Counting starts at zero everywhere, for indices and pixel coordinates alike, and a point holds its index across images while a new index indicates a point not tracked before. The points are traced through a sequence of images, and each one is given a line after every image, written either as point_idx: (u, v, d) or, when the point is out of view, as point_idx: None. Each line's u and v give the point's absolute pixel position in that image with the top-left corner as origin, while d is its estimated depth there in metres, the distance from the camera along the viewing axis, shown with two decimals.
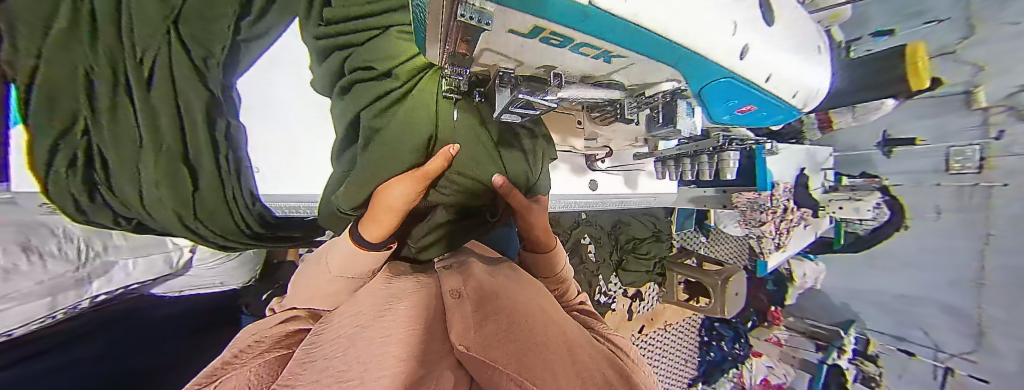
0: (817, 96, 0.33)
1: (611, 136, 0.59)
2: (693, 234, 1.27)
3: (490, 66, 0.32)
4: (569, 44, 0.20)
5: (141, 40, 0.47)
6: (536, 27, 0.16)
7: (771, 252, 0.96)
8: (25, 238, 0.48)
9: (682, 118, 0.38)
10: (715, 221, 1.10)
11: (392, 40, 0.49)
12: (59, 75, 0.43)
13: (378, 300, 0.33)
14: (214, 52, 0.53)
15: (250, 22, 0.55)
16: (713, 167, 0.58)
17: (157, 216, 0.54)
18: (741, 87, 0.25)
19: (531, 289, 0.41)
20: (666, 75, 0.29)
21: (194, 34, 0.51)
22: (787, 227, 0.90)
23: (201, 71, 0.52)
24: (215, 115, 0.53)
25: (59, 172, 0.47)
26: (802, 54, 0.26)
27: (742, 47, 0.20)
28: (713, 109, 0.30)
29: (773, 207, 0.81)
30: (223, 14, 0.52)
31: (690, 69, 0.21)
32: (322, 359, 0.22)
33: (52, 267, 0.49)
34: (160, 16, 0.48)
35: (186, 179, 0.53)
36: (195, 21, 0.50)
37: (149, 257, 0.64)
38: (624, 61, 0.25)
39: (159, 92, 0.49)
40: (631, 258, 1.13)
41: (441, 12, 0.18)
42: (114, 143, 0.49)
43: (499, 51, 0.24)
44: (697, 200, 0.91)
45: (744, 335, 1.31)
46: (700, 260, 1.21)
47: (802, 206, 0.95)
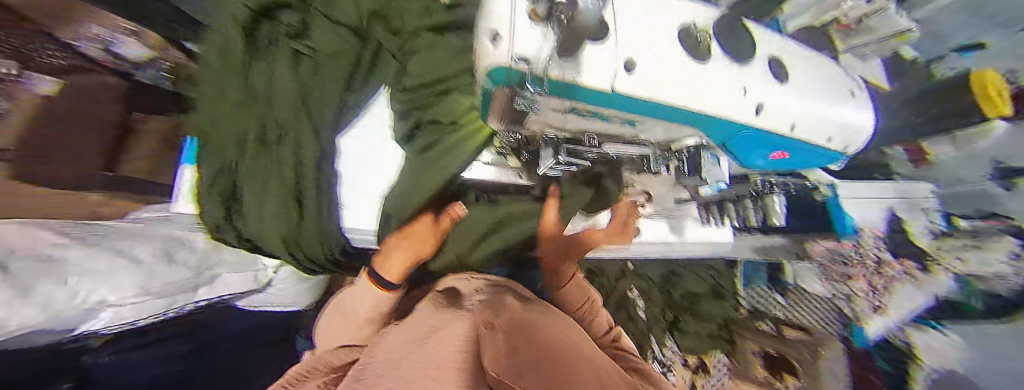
0: (861, 139, 0.41)
1: (647, 182, 0.63)
2: (761, 293, 1.01)
3: (536, 132, 0.44)
4: (595, 115, 0.35)
5: (283, 105, 0.62)
6: (573, 106, 0.34)
7: (870, 317, 0.88)
8: (164, 247, 0.53)
9: (706, 168, 0.44)
10: (792, 274, 0.95)
11: (455, 98, 0.63)
12: (229, 128, 0.59)
13: (423, 329, 0.35)
14: (326, 111, 0.66)
15: (352, 91, 0.68)
16: (760, 211, 0.64)
17: (269, 241, 0.62)
18: (767, 133, 0.36)
19: (569, 331, 0.38)
20: (688, 131, 0.38)
21: (313, 95, 0.65)
22: (884, 285, 0.87)
23: (316, 125, 0.65)
24: (323, 159, 0.65)
25: (205, 201, 0.58)
26: (817, 106, 0.36)
27: (756, 105, 0.34)
28: (746, 155, 0.42)
29: (864, 258, 0.84)
30: (336, 86, 0.66)
31: (720, 125, 0.35)
32: (375, 377, 0.27)
33: (174, 269, 0.51)
34: (295, 89, 0.63)
35: (294, 208, 0.63)
36: (318, 90, 0.65)
37: (245, 274, 0.63)
38: (645, 125, 0.37)
39: (291, 141, 0.63)
40: (688, 319, 0.99)
41: (507, 101, 0.33)
42: (250, 179, 0.61)
43: (552, 123, 0.39)
44: (764, 251, 0.86)
45: None
46: (778, 326, 0.95)
47: (898, 255, 0.84)
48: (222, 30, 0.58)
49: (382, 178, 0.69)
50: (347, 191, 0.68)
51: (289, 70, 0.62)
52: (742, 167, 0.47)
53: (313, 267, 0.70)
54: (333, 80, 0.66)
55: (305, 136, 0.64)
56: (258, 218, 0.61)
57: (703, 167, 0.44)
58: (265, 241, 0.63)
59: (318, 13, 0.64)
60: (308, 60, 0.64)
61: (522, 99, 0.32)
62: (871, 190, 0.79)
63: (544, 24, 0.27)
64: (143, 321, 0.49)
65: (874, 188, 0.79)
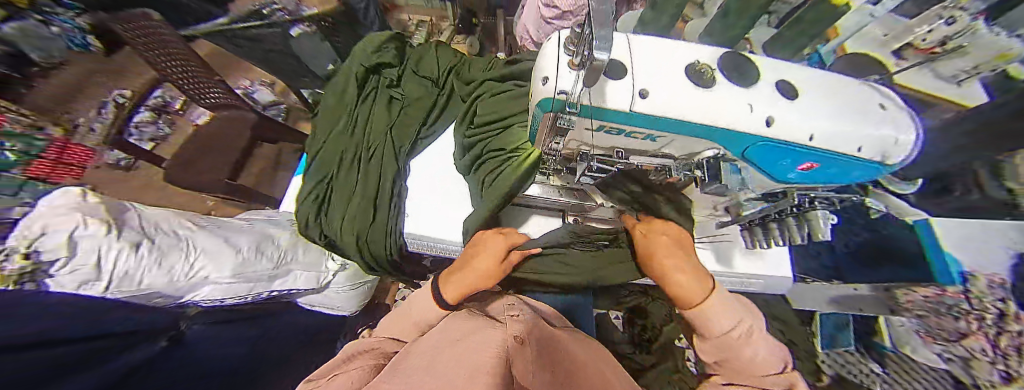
0: (903, 151, 0.35)
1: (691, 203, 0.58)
2: (849, 360, 0.68)
3: (573, 150, 0.47)
4: (623, 131, 0.38)
5: (376, 131, 0.76)
6: (600, 124, 0.37)
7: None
8: (261, 243, 0.60)
9: (726, 177, 0.40)
10: (891, 336, 0.65)
11: (515, 129, 0.67)
12: (333, 152, 0.74)
13: (458, 332, 0.37)
14: (405, 141, 0.74)
15: (426, 126, 0.77)
16: (803, 229, 0.47)
17: (346, 237, 0.65)
18: (784, 144, 0.35)
19: (603, 370, 0.35)
20: (703, 147, 0.40)
21: (398, 126, 0.77)
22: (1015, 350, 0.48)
23: (397, 146, 0.74)
24: (398, 172, 0.69)
25: (305, 202, 0.68)
26: (847, 119, 0.34)
27: (765, 118, 0.33)
28: (772, 168, 0.40)
29: (966, 308, 0.55)
30: (413, 120, 0.78)
31: (730, 136, 0.35)
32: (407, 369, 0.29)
33: (259, 262, 0.57)
34: (386, 121, 0.77)
35: (369, 210, 0.66)
36: (402, 122, 0.78)
37: (309, 275, 0.65)
38: (665, 138, 0.39)
39: (375, 155, 0.72)
40: None
41: (548, 125, 0.41)
42: (341, 185, 0.70)
43: (581, 140, 0.43)
44: (845, 304, 0.68)
45: None
46: None
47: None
48: (347, 84, 0.81)
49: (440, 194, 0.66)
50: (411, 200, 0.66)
51: (382, 110, 0.78)
52: (780, 183, 0.44)
53: (374, 269, 0.68)
54: (414, 116, 0.78)
55: (387, 152, 0.73)
56: (341, 222, 0.66)
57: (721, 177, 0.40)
58: (341, 240, 0.65)
59: (410, 71, 0.84)
60: (396, 104, 0.81)
61: (562, 120, 0.36)
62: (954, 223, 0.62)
63: (576, 68, 0.33)
64: (228, 300, 0.55)
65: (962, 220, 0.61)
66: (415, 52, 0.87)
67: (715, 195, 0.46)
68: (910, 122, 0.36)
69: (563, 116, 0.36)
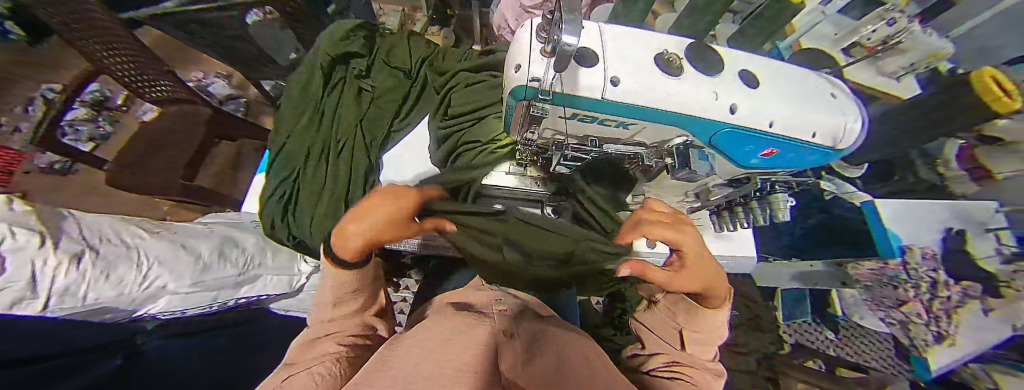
0: (851, 135, 0.38)
1: (660, 191, 0.60)
2: (812, 328, 0.91)
3: (547, 141, 0.47)
4: (596, 119, 0.38)
5: (344, 126, 0.72)
6: (572, 112, 0.37)
7: (934, 347, 0.74)
8: (222, 247, 0.57)
9: (694, 163, 0.41)
10: (842, 309, 0.87)
11: (491, 121, 0.68)
12: (296, 147, 0.69)
13: (444, 329, 0.34)
14: (378, 135, 0.73)
15: (400, 119, 0.76)
16: (768, 213, 0.55)
17: (313, 236, 0.61)
18: (746, 131, 0.36)
19: (599, 360, 0.33)
20: (674, 134, 0.40)
21: (370, 122, 0.74)
22: (942, 312, 0.72)
23: (368, 143, 0.71)
24: (371, 167, 0.68)
25: (270, 203, 0.64)
26: (801, 108, 0.36)
27: (731, 106, 0.34)
28: (736, 154, 0.41)
29: (915, 281, 0.71)
30: (386, 114, 0.75)
31: (699, 124, 0.36)
32: (395, 367, 0.25)
33: (223, 270, 0.54)
34: (356, 115, 0.73)
35: (338, 209, 0.62)
36: (373, 117, 0.75)
37: (280, 279, 0.64)
38: (637, 127, 0.38)
39: (343, 151, 0.69)
40: (728, 354, 0.78)
41: (522, 113, 0.40)
42: (307, 183, 0.66)
43: (557, 129, 0.42)
44: (806, 278, 0.76)
45: None
46: (832, 365, 0.82)
47: (963, 281, 0.69)
48: (309, 74, 0.75)
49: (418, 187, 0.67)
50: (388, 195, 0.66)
51: (352, 102, 0.74)
52: (746, 170, 0.45)
53: None
54: (386, 109, 0.76)
55: (356, 148, 0.70)
56: (310, 219, 0.63)
57: (689, 163, 0.40)
58: (310, 240, 0.62)
59: (380, 62, 0.80)
60: (367, 97, 0.77)
61: (537, 107, 0.36)
62: (907, 207, 0.71)
63: (548, 56, 0.31)
64: (188, 310, 0.52)
65: (910, 203, 0.72)
66: (385, 42, 0.82)
67: (686, 180, 0.47)
68: (856, 107, 0.39)
69: (537, 102, 0.35)
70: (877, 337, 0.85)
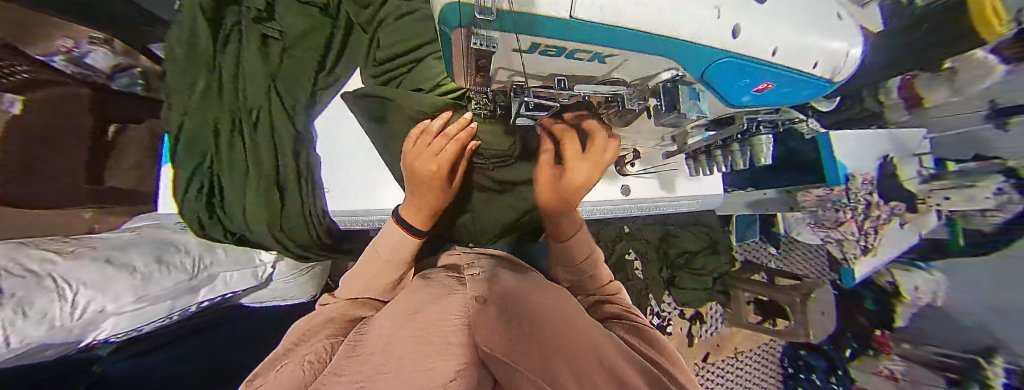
0: (851, 64, 0.32)
1: (636, 137, 0.56)
2: (758, 246, 1.15)
3: (504, 84, 0.38)
4: (564, 52, 0.27)
5: (251, 94, 0.60)
6: (533, 42, 0.24)
7: (857, 258, 0.83)
8: (158, 253, 0.57)
9: (685, 104, 0.36)
10: (784, 228, 0.94)
11: (431, 64, 0.58)
12: (197, 126, 0.58)
13: (424, 297, 0.34)
14: (301, 98, 0.62)
15: (326, 73, 0.63)
16: (747, 155, 0.55)
17: (254, 228, 0.60)
18: (748, 60, 0.27)
19: (567, 306, 0.35)
20: (659, 67, 0.30)
21: (285, 84, 0.61)
22: (872, 227, 0.80)
23: (289, 112, 0.61)
24: (298, 144, 0.60)
25: (190, 198, 0.59)
26: (815, 28, 0.27)
27: (734, 27, 0.24)
28: (726, 91, 0.32)
29: (853, 204, 0.74)
30: (306, 71, 0.62)
31: (690, 55, 0.26)
32: (365, 353, 0.23)
33: (175, 274, 0.57)
34: (263, 76, 0.59)
35: (276, 196, 0.60)
36: (287, 77, 0.61)
37: (242, 271, 0.68)
38: (617, 59, 0.28)
39: (260, 126, 0.60)
40: (685, 275, 1.03)
41: (461, 46, 0.27)
42: (228, 170, 0.60)
43: (512, 68, 0.32)
44: (758, 205, 0.82)
45: (840, 367, 1.09)
46: (772, 275, 1.05)
47: (891, 200, 0.84)
48: (187, 23, 0.57)
49: (358, 158, 0.63)
50: (326, 175, 0.63)
51: (254, 56, 0.58)
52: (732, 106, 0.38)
53: (302, 252, 0.67)
54: (304, 62, 0.62)
55: (274, 122, 0.60)
56: (242, 211, 0.60)
57: (679, 105, 0.36)
58: (251, 232, 0.61)
59: None
60: (275, 46, 0.61)
61: (480, 38, 0.23)
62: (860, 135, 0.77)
63: None
64: (147, 327, 0.54)
65: (865, 132, 0.78)
66: None
67: (671, 125, 0.42)
68: (858, 32, 0.32)
69: (479, 30, 0.23)
70: (809, 250, 1.08)
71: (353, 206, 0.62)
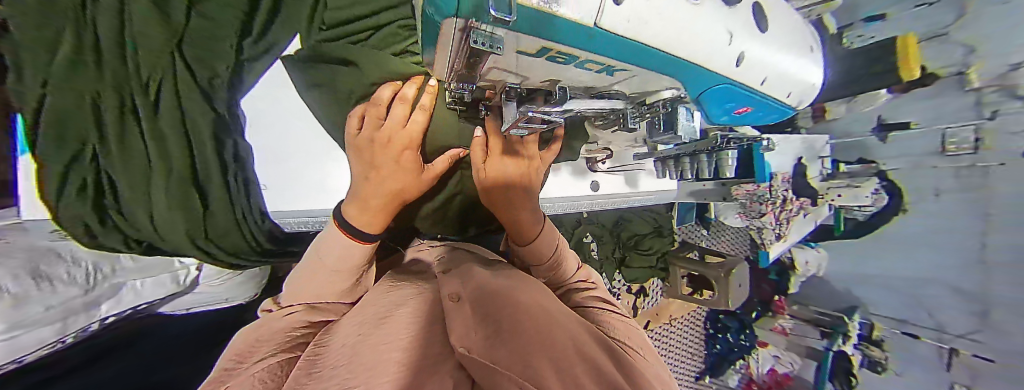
0: (812, 93, 0.36)
1: (611, 138, 0.59)
2: (694, 228, 1.29)
3: (495, 81, 0.31)
4: (574, 61, 0.21)
5: (147, 64, 0.44)
6: (544, 47, 0.17)
7: (772, 243, 1.00)
8: (34, 265, 0.46)
9: (682, 124, 0.34)
10: (715, 213, 1.11)
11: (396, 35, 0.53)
12: (69, 106, 0.39)
13: (385, 304, 0.31)
14: (221, 71, 0.50)
15: (253, 39, 0.51)
16: (712, 165, 0.63)
17: (166, 237, 0.52)
18: (738, 86, 0.27)
19: (529, 286, 0.35)
20: (665, 84, 0.28)
21: (198, 55, 0.48)
22: (786, 217, 0.96)
23: (204, 90, 0.49)
24: (223, 134, 0.50)
25: (71, 198, 0.43)
26: (792, 58, 0.29)
27: (739, 55, 0.24)
28: (714, 116, 0.32)
29: (773, 199, 0.87)
30: (225, 36, 0.49)
31: (695, 80, 0.24)
32: (328, 368, 0.22)
33: (62, 289, 0.48)
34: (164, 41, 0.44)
35: (197, 202, 0.52)
36: (200, 44, 0.47)
37: (156, 278, 0.63)
38: (626, 74, 0.25)
39: (166, 112, 0.47)
40: (634, 255, 1.14)
41: (450, 38, 0.18)
42: (122, 166, 0.46)
43: (510, 70, 0.24)
44: (697, 194, 0.92)
45: (749, 326, 1.33)
46: (702, 253, 1.22)
47: (801, 195, 0.99)
48: None
49: (301, 154, 0.56)
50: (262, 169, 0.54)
51: (148, 10, 0.41)
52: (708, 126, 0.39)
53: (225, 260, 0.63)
54: (221, 25, 0.48)
55: (184, 108, 0.48)
56: (149, 219, 0.50)
57: (676, 126, 0.34)
58: (163, 240, 0.53)
59: None
60: None
61: (481, 35, 0.14)
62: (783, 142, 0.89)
63: None
64: (30, 356, 0.46)
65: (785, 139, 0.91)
66: None
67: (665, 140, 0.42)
68: (817, 54, 0.33)
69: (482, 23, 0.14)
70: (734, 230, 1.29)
71: (294, 204, 0.56)
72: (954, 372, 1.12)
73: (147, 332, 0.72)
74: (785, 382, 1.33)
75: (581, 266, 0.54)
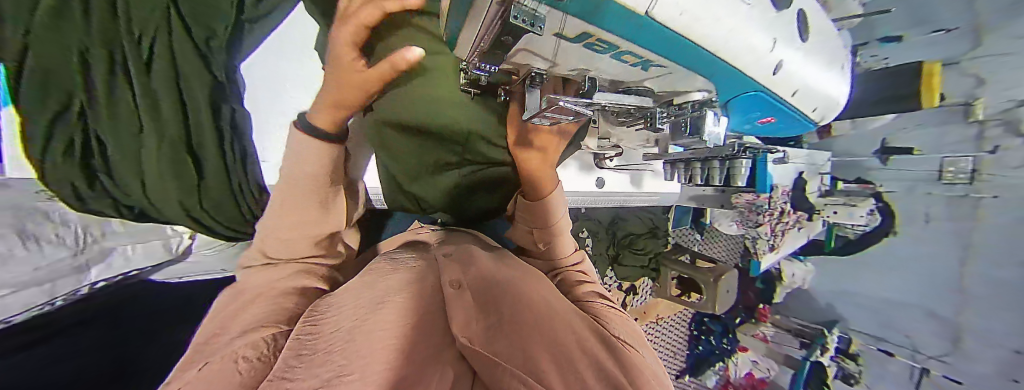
0: (833, 109, 0.36)
1: (624, 136, 0.56)
2: (689, 232, 1.30)
3: (519, 65, 0.29)
4: (612, 50, 0.20)
5: (139, 14, 0.40)
6: (586, 32, 0.16)
7: (764, 254, 1.02)
8: (21, 223, 0.45)
9: (707, 130, 0.30)
10: (711, 218, 1.14)
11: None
12: (56, 60, 0.36)
13: (388, 286, 0.30)
14: (218, 30, 0.48)
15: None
16: (724, 173, 0.65)
17: (158, 206, 0.51)
18: (767, 94, 0.27)
19: (531, 278, 0.35)
20: (697, 85, 0.28)
21: (193, 9, 0.44)
22: (781, 229, 0.98)
23: (201, 51, 0.47)
24: (219, 101, 0.51)
25: (56, 160, 0.41)
26: (824, 68, 0.29)
27: (776, 63, 0.23)
28: (741, 113, 0.33)
29: (771, 210, 0.88)
30: None
31: (726, 82, 0.24)
32: (322, 352, 0.21)
33: (49, 252, 0.49)
34: None
35: (192, 171, 0.51)
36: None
37: (147, 244, 0.63)
38: (661, 70, 0.24)
39: (162, 73, 0.44)
40: (628, 254, 1.15)
41: (482, 8, 0.16)
42: (112, 128, 0.44)
43: (538, 53, 0.23)
44: (697, 198, 0.95)
45: (732, 330, 1.37)
46: (694, 257, 1.24)
47: (797, 209, 1.01)
48: None
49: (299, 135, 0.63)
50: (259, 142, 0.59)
51: None
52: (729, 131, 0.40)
53: (217, 231, 0.62)
54: None
55: (180, 69, 0.46)
56: (140, 185, 0.48)
57: (702, 130, 0.30)
58: (155, 209, 0.52)
59: None
60: None
61: (522, 11, 0.13)
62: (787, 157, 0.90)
63: None
64: (19, 317, 0.47)
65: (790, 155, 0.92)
66: None
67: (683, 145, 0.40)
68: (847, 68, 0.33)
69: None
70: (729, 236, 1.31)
71: None
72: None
73: None
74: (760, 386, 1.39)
75: (576, 249, 0.55)
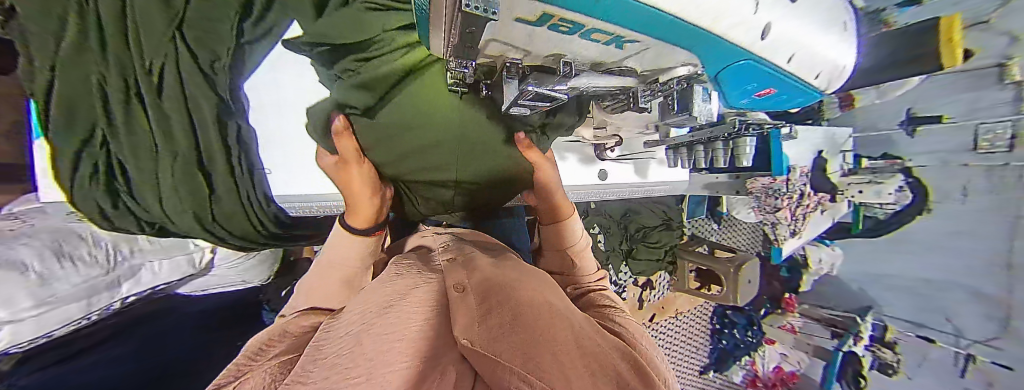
0: (841, 76, 0.33)
1: (621, 122, 0.58)
2: (705, 223, 1.26)
3: (496, 56, 0.30)
4: (579, 30, 0.20)
5: (150, 46, 0.45)
6: (545, 14, 0.16)
7: (785, 240, 0.98)
8: (58, 245, 0.52)
9: (696, 105, 0.34)
10: (727, 206, 1.11)
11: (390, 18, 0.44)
12: (77, 87, 0.45)
13: (389, 293, 0.29)
14: (221, 54, 0.50)
15: (253, 24, 0.49)
16: (729, 152, 0.63)
17: (176, 220, 0.56)
18: (766, 69, 0.25)
19: (538, 282, 0.35)
20: (680, 58, 0.27)
21: (198, 36, 0.47)
22: (802, 213, 0.93)
23: (208, 76, 0.50)
24: (226, 117, 0.53)
25: (86, 179, 0.50)
26: (835, 35, 0.26)
27: (764, 26, 0.20)
28: (734, 95, 0.31)
29: (790, 193, 0.85)
30: (223, 18, 0.47)
31: (720, 57, 0.23)
32: (333, 356, 0.21)
33: (84, 270, 0.53)
34: (167, 24, 0.45)
35: (202, 182, 0.54)
36: (200, 24, 0.47)
37: (173, 260, 0.65)
38: (637, 46, 0.24)
39: (171, 94, 0.48)
40: (642, 247, 1.13)
41: (442, 7, 0.17)
42: (131, 149, 0.50)
43: (508, 42, 0.24)
44: (709, 187, 0.90)
45: (757, 322, 1.32)
46: (712, 248, 1.19)
47: (819, 191, 0.96)
48: None
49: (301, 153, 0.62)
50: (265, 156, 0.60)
51: None
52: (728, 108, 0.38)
53: (233, 243, 0.65)
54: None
55: (187, 90, 0.49)
56: (157, 198, 0.54)
57: (692, 105, 0.34)
58: (173, 222, 0.56)
59: None
60: None
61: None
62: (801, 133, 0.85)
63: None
64: (59, 330, 0.53)
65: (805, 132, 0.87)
66: None
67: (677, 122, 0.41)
68: (854, 31, 0.30)
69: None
70: (745, 225, 1.26)
71: (299, 190, 0.63)
72: (968, 378, 1.11)
73: (159, 317, 0.75)
74: (791, 380, 1.32)
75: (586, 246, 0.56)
